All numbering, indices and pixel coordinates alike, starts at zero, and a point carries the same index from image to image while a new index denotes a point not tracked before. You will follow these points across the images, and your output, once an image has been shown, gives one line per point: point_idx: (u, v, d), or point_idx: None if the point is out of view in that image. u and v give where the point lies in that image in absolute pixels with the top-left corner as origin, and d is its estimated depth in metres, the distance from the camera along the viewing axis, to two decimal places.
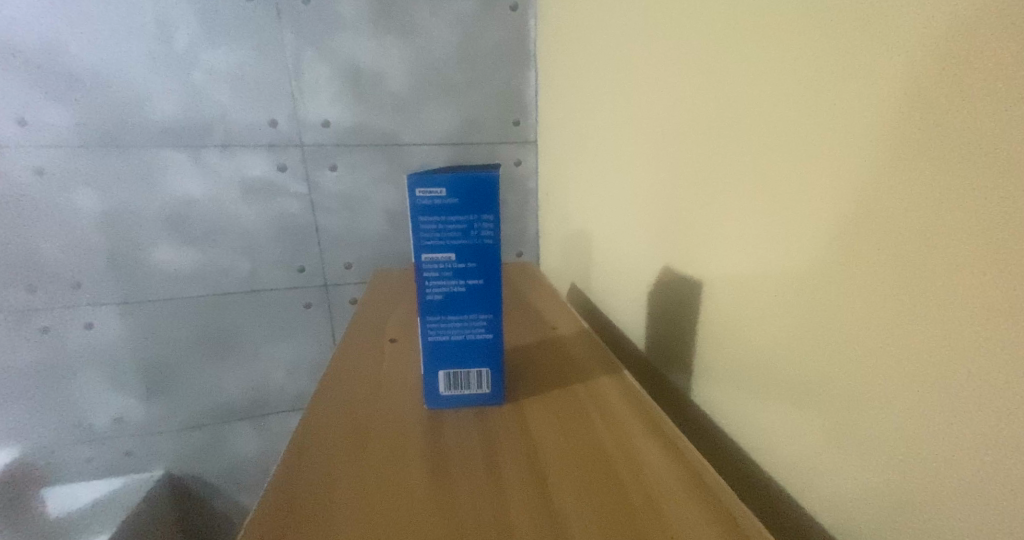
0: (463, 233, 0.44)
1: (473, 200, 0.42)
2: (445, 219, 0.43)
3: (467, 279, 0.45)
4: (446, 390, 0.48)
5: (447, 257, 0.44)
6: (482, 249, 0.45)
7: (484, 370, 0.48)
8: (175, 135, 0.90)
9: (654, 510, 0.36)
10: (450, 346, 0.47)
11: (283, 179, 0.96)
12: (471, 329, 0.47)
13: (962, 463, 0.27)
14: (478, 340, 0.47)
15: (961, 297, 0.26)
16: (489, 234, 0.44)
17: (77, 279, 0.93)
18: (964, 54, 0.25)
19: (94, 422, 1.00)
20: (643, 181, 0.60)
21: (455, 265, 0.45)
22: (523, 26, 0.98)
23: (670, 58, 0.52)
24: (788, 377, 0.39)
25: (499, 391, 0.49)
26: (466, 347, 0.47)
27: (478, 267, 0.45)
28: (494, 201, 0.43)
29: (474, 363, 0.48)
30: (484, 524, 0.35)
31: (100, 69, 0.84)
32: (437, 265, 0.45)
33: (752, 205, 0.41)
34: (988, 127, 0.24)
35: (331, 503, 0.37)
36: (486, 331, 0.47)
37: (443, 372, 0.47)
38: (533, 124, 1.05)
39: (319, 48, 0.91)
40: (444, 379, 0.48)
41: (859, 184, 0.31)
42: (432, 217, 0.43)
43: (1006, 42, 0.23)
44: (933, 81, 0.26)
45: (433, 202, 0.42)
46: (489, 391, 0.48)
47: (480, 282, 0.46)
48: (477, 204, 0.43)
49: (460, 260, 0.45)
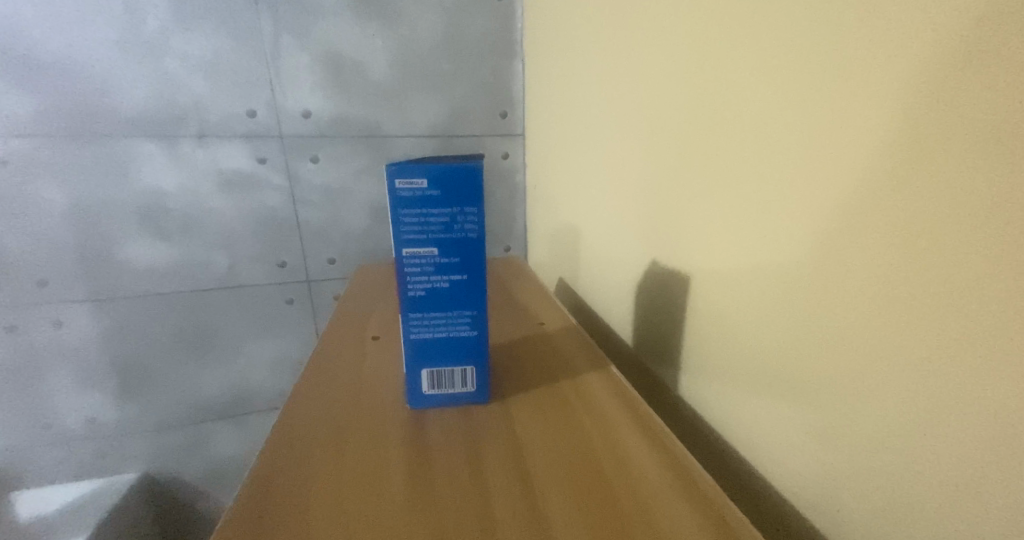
0: (446, 226, 0.43)
1: (456, 192, 0.41)
2: (427, 212, 0.42)
3: (451, 274, 0.45)
4: (429, 389, 0.47)
5: (429, 251, 0.43)
6: (466, 243, 0.43)
7: (468, 368, 0.47)
8: (146, 125, 0.87)
9: (642, 509, 0.35)
10: (434, 344, 0.46)
11: (263, 172, 0.94)
12: (455, 326, 0.46)
13: (953, 458, 0.26)
14: (462, 337, 0.47)
15: (952, 287, 0.25)
16: (473, 228, 0.43)
17: (45, 276, 0.90)
18: (959, 51, 0.24)
19: (67, 423, 0.97)
20: (629, 176, 0.59)
21: (437, 259, 0.44)
22: (509, 16, 0.97)
23: (656, 48, 0.51)
24: (774, 377, 0.39)
25: (484, 390, 0.48)
26: (450, 344, 0.47)
27: (462, 262, 0.44)
28: (478, 194, 0.42)
29: (458, 361, 0.47)
30: (466, 525, 0.34)
31: (66, 57, 0.81)
32: (420, 259, 0.44)
33: (738, 197, 0.41)
34: (984, 123, 0.23)
35: (306, 505, 0.36)
36: (470, 328, 0.46)
37: (426, 370, 0.46)
38: (520, 116, 1.03)
39: (297, 35, 0.88)
40: (427, 378, 0.47)
41: (846, 171, 0.31)
42: (413, 210, 0.42)
43: (998, 24, 0.22)
44: (925, 78, 0.26)
45: (413, 194, 0.41)
46: (473, 389, 0.47)
47: (464, 277, 0.45)
48: (460, 197, 0.42)
49: (443, 255, 0.44)
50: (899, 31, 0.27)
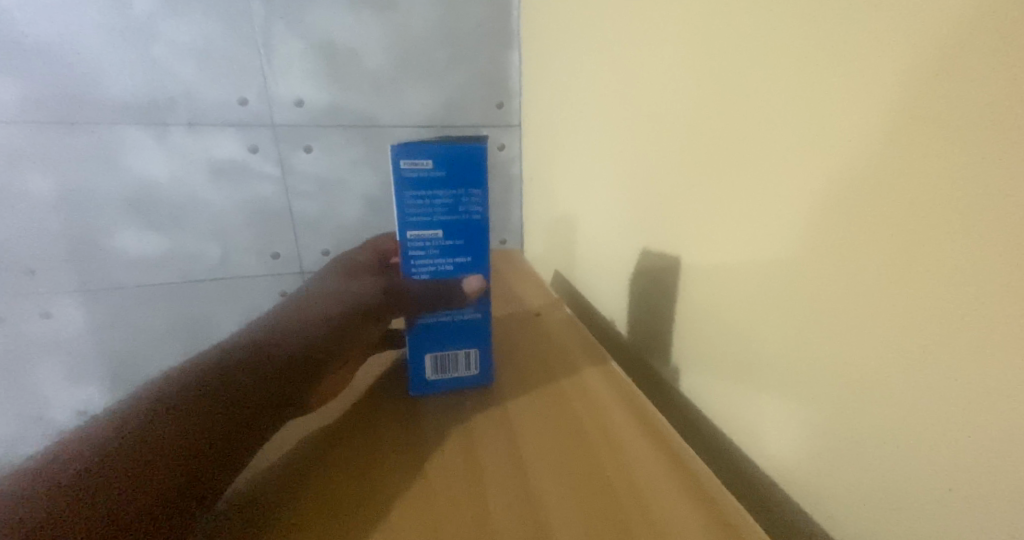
0: (450, 208, 0.42)
1: (461, 172, 0.41)
2: (432, 193, 0.41)
3: (456, 258, 0.44)
4: (433, 375, 0.47)
5: (434, 235, 0.43)
6: (470, 225, 0.43)
7: (472, 351, 0.47)
8: (135, 111, 0.86)
9: (637, 498, 0.35)
10: (438, 329, 0.46)
11: (255, 161, 0.93)
12: (459, 311, 0.46)
13: (948, 456, 0.26)
14: (466, 322, 0.46)
15: (943, 281, 0.25)
16: (478, 209, 0.42)
17: (32, 266, 0.89)
18: (950, 45, 0.24)
19: (56, 415, 0.97)
20: (626, 166, 0.58)
21: (441, 242, 0.43)
22: (505, 6, 0.96)
23: (652, 36, 0.50)
24: (769, 371, 0.38)
25: (486, 372, 0.48)
26: (454, 329, 0.46)
27: (467, 244, 0.44)
28: (482, 174, 0.42)
29: (462, 344, 0.47)
30: (458, 517, 0.34)
31: (52, 41, 0.80)
32: (424, 242, 0.43)
33: (735, 190, 0.40)
34: (973, 116, 0.23)
35: (295, 498, 0.36)
36: (474, 311, 0.46)
37: (429, 356, 0.47)
38: (517, 106, 1.02)
39: (290, 22, 0.87)
40: (431, 363, 0.47)
41: (841, 159, 0.30)
42: (418, 191, 0.41)
43: (991, 18, 0.22)
44: (913, 70, 0.25)
45: (417, 174, 0.40)
46: (476, 372, 0.48)
47: (468, 260, 0.44)
48: (466, 176, 0.41)
49: (448, 238, 0.43)
50: (888, 21, 0.26)
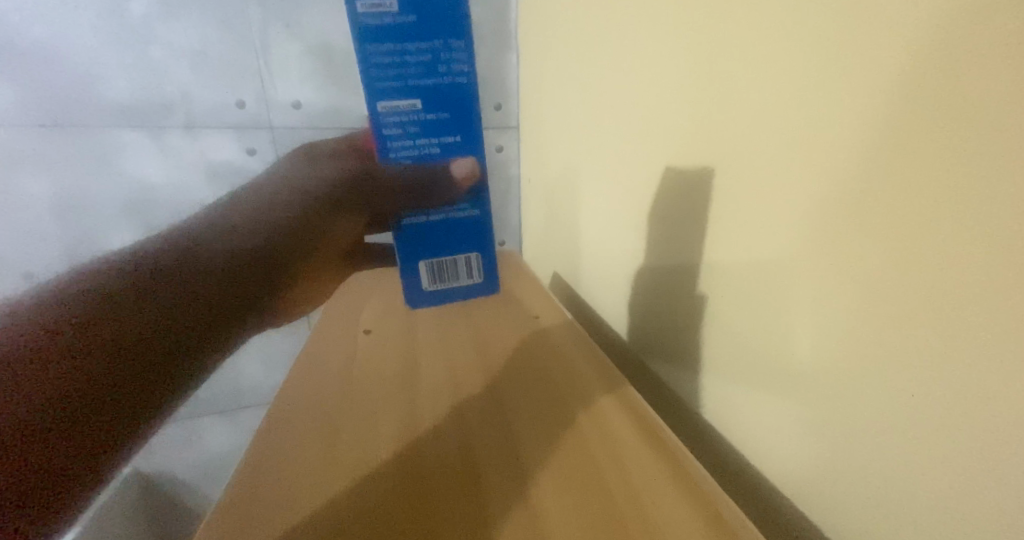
0: (420, 81, 0.55)
1: (421, 15, 0.52)
2: (402, 64, 0.54)
3: (432, 134, 0.57)
4: (433, 274, 0.64)
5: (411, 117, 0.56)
6: (438, 98, 0.56)
7: (464, 250, 0.64)
8: (131, 113, 0.86)
9: (634, 500, 0.35)
10: (431, 228, 0.62)
11: (252, 163, 0.93)
12: (447, 205, 0.61)
13: (961, 458, 0.26)
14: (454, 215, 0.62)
15: (951, 285, 0.26)
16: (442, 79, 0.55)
17: (27, 270, 0.89)
18: (956, 54, 0.24)
19: None
20: (623, 167, 0.59)
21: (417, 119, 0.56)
22: (503, 7, 0.95)
23: (647, 37, 0.50)
24: (770, 371, 0.39)
25: (474, 272, 0.65)
26: (445, 225, 0.62)
27: (437, 121, 0.57)
28: (442, 35, 0.54)
29: (451, 241, 0.62)
30: (457, 521, 0.34)
31: (47, 44, 0.80)
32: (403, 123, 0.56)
33: (732, 192, 0.40)
34: (980, 124, 0.23)
35: (294, 501, 0.36)
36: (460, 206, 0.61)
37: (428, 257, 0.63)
38: (514, 108, 1.02)
39: (287, 24, 0.86)
40: (430, 260, 0.63)
41: (845, 162, 0.30)
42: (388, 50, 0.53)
43: (998, 27, 0.22)
44: (919, 76, 0.26)
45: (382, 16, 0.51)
46: (466, 271, 0.65)
47: (441, 134, 0.57)
48: (429, 44, 0.54)
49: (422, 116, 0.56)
50: (892, 27, 0.26)
